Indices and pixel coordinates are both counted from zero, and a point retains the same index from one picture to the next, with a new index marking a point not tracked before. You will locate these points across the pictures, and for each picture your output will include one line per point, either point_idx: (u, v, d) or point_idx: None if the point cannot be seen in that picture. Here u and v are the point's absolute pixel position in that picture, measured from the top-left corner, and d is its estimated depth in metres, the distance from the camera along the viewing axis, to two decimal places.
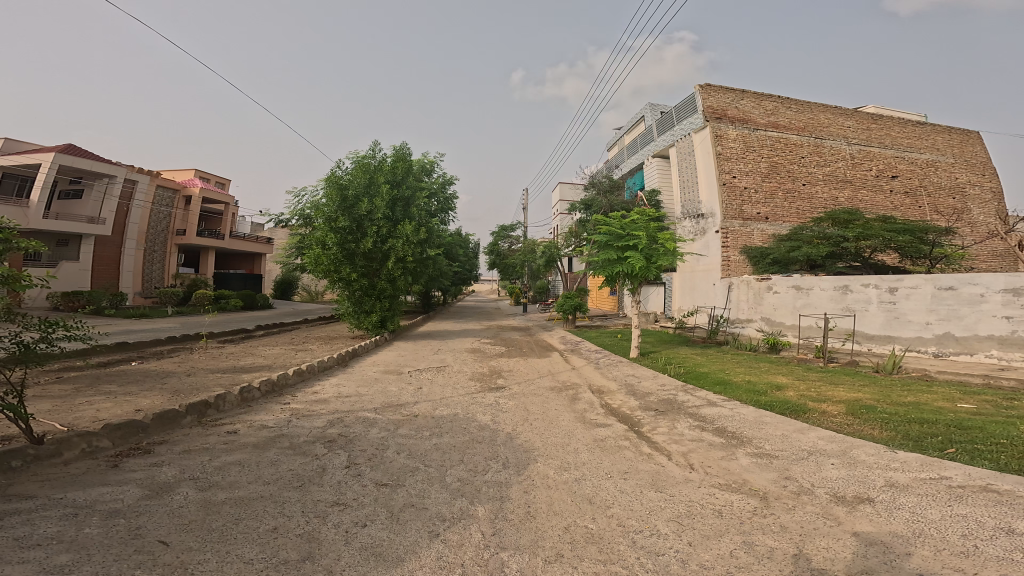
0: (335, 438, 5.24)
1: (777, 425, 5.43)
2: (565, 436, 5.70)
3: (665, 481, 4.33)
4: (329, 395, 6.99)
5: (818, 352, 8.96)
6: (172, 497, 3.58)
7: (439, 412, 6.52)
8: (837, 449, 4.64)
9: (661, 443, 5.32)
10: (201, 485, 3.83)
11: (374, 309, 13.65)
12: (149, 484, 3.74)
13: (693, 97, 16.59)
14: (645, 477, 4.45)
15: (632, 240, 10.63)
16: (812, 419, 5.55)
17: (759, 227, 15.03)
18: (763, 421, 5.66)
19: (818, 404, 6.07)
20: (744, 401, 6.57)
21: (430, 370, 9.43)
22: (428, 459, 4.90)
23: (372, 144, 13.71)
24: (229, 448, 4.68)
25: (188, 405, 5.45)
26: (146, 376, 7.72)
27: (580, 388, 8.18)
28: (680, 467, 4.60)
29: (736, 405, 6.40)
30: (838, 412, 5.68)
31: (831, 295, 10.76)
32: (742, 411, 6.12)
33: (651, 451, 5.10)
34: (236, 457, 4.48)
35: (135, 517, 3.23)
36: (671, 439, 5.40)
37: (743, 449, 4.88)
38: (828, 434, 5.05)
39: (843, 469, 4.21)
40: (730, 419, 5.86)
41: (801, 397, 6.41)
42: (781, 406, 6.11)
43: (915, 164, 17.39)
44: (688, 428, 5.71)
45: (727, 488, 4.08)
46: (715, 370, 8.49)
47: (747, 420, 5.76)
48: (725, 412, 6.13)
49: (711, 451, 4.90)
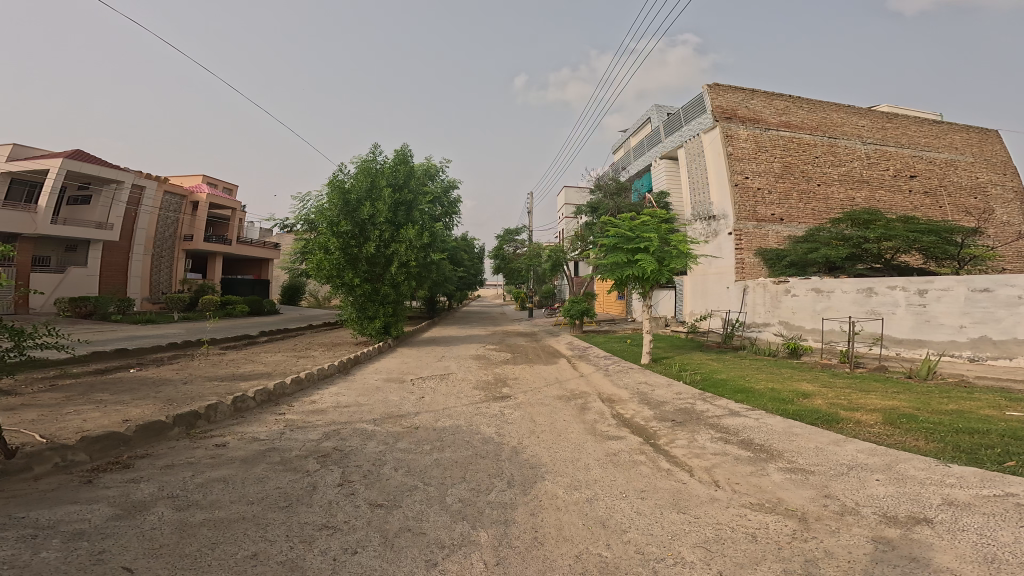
0: (330, 453, 4.92)
1: (809, 437, 5.02)
2: (575, 450, 5.34)
3: (688, 501, 3.95)
4: (327, 405, 6.68)
5: (843, 358, 8.51)
6: (145, 517, 3.28)
7: (441, 424, 6.19)
8: (880, 463, 4.23)
9: (681, 457, 4.94)
10: (178, 503, 3.54)
11: (378, 314, 13.40)
12: (122, 503, 3.45)
13: (702, 97, 16.26)
14: (665, 497, 4.08)
15: (642, 243, 10.24)
16: (848, 430, 5.13)
17: (774, 228, 14.57)
18: (792, 432, 5.24)
19: (852, 413, 5.63)
20: (769, 410, 6.15)
21: (434, 378, 9.09)
22: (428, 476, 4.57)
23: (372, 146, 13.54)
24: (214, 464, 4.37)
25: (176, 416, 5.16)
26: (141, 384, 7.50)
27: (590, 397, 7.81)
28: (704, 485, 4.21)
29: (762, 415, 5.96)
30: (875, 422, 5.26)
31: (854, 297, 10.29)
32: (768, 421, 5.69)
33: (671, 467, 4.72)
34: (222, 474, 4.19)
35: (100, 540, 2.94)
36: (691, 452, 5.02)
37: (774, 464, 4.48)
38: (867, 446, 4.64)
39: (889, 486, 3.80)
40: (756, 430, 5.44)
41: (831, 406, 5.98)
42: (811, 416, 5.69)
43: (933, 164, 16.84)
44: (710, 440, 5.30)
45: (761, 508, 3.69)
46: (734, 377, 8.07)
47: (775, 431, 5.34)
48: (749, 422, 5.72)
49: (738, 467, 4.51)
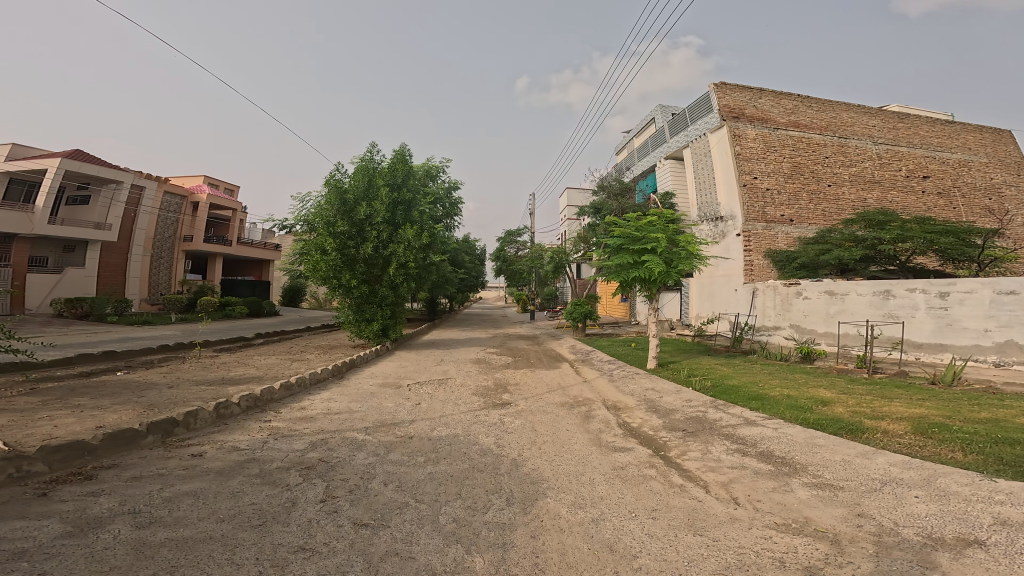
0: (315, 465, 4.57)
1: (834, 449, 4.64)
2: (579, 464, 4.98)
3: (705, 522, 3.57)
4: (317, 412, 6.34)
5: (860, 363, 8.13)
6: (98, 536, 3.01)
7: (437, 434, 5.82)
8: (916, 478, 3.86)
9: (694, 471, 4.57)
10: (138, 521, 3.25)
11: (376, 316, 13.06)
12: (76, 518, 3.17)
13: (708, 96, 15.92)
14: (679, 517, 3.70)
15: (648, 244, 9.86)
16: (875, 441, 4.75)
17: (784, 229, 14.17)
18: (815, 443, 4.86)
19: (877, 422, 5.24)
20: (788, 419, 5.76)
21: (432, 383, 8.72)
22: (420, 493, 4.21)
23: (371, 145, 13.24)
24: (186, 476, 4.05)
25: (151, 423, 4.82)
26: (125, 388, 7.15)
27: (594, 404, 7.45)
28: (722, 503, 3.84)
29: (780, 425, 5.57)
30: (904, 432, 4.88)
31: (870, 300, 9.88)
32: (787, 431, 5.31)
33: (684, 482, 4.35)
34: (194, 487, 3.87)
35: (43, 561, 2.68)
36: (705, 466, 4.64)
37: (798, 479, 4.10)
38: (900, 459, 4.26)
39: (930, 504, 3.42)
40: (776, 441, 5.05)
41: (853, 414, 5.60)
42: (834, 426, 5.30)
43: (946, 164, 16.44)
44: (726, 453, 4.92)
45: (787, 529, 3.32)
46: (747, 383, 7.67)
47: (795, 442, 4.96)
48: (766, 432, 5.34)
49: (758, 482, 4.13)
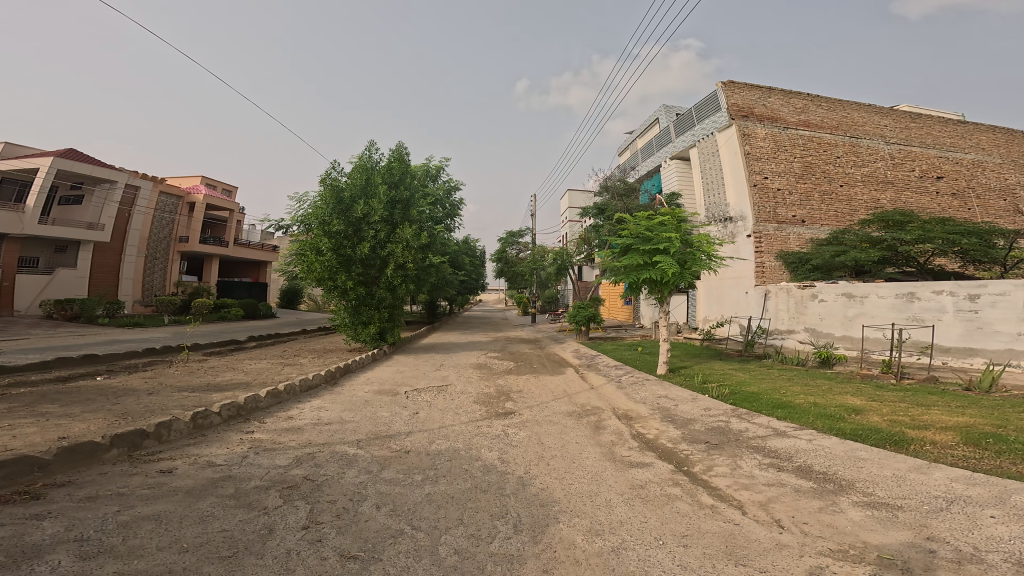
0: (298, 484, 4.09)
1: (881, 463, 4.17)
2: (592, 482, 4.50)
3: (747, 550, 3.09)
4: (306, 422, 5.86)
5: (886, 368, 7.68)
6: (31, 571, 2.59)
7: (436, 447, 5.34)
8: (986, 495, 3.40)
9: (725, 490, 4.09)
10: (84, 551, 2.83)
11: (372, 319, 12.59)
12: (9, 549, 2.77)
13: (716, 94, 15.51)
14: (715, 543, 3.22)
15: (659, 244, 9.40)
16: (925, 453, 4.28)
17: (795, 230, 13.72)
18: (858, 457, 4.38)
19: (922, 432, 4.76)
20: (821, 429, 5.28)
21: (431, 390, 8.25)
22: (417, 518, 3.73)
23: (368, 142, 12.79)
24: (149, 496, 3.58)
25: (117, 435, 4.34)
26: (100, 394, 6.67)
27: (604, 413, 6.97)
28: (763, 526, 3.36)
29: (813, 436, 5.09)
30: (955, 443, 4.42)
31: (892, 303, 9.44)
32: (823, 443, 4.83)
33: (715, 502, 3.86)
34: (156, 510, 3.41)
35: None
36: (737, 483, 4.16)
37: (846, 497, 3.64)
38: (959, 474, 3.78)
39: (1012, 526, 2.96)
40: (812, 454, 4.58)
41: (892, 423, 5.14)
42: (874, 437, 4.82)
43: (960, 164, 16.04)
44: (758, 468, 4.44)
45: (845, 556, 2.86)
46: (767, 390, 7.20)
47: (835, 456, 4.48)
48: (800, 445, 4.86)
49: (801, 501, 3.66)
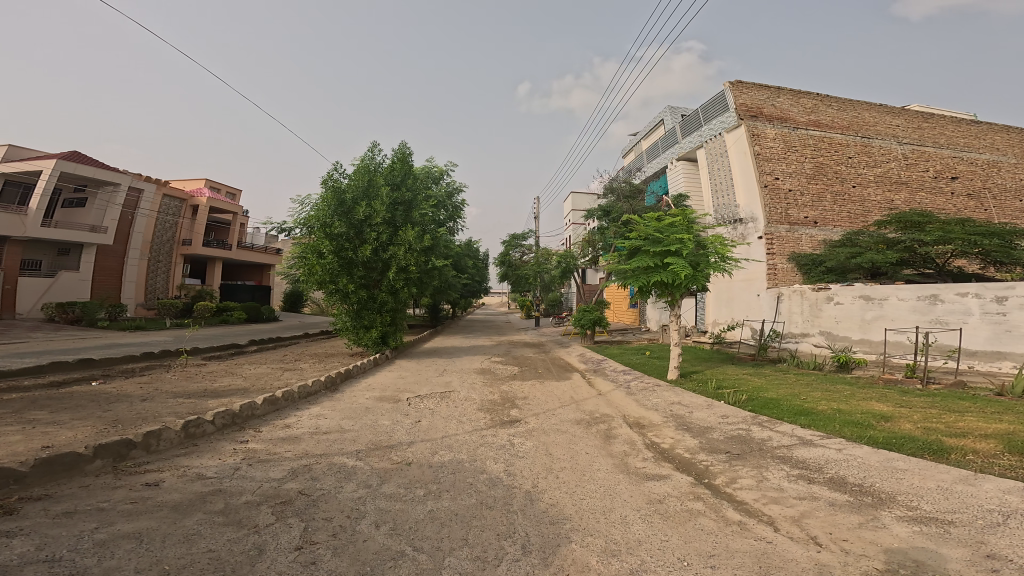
0: (292, 499, 3.82)
1: (922, 474, 3.92)
2: (607, 496, 4.23)
3: (784, 570, 2.84)
4: (303, 431, 5.61)
5: (910, 372, 7.38)
6: None
7: (439, 458, 5.08)
8: None
9: (752, 504, 3.84)
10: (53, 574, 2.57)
11: (374, 323, 12.39)
12: None
13: (724, 94, 15.24)
14: (748, 563, 2.97)
15: (670, 246, 9.11)
16: (968, 463, 4.02)
17: (808, 232, 13.40)
18: (896, 467, 4.12)
19: (961, 440, 4.51)
20: (850, 437, 4.99)
21: (434, 397, 7.99)
22: (421, 537, 3.47)
23: (370, 143, 12.56)
24: (131, 512, 3.32)
25: (101, 446, 4.09)
26: (92, 400, 6.43)
27: (615, 421, 6.69)
28: (799, 544, 3.14)
29: (843, 445, 4.81)
30: (999, 452, 4.16)
31: (913, 305, 9.12)
32: (854, 453, 4.55)
33: (743, 519, 3.62)
34: (137, 527, 3.15)
35: None
36: (765, 497, 3.90)
37: (888, 512, 3.41)
38: (1011, 486, 3.54)
39: None
40: (844, 465, 4.32)
41: (926, 431, 4.88)
42: (910, 446, 4.54)
43: (974, 165, 15.69)
44: (787, 480, 4.17)
45: None
46: (786, 396, 6.92)
47: (870, 466, 4.21)
48: (829, 454, 4.59)
49: (839, 517, 3.44)
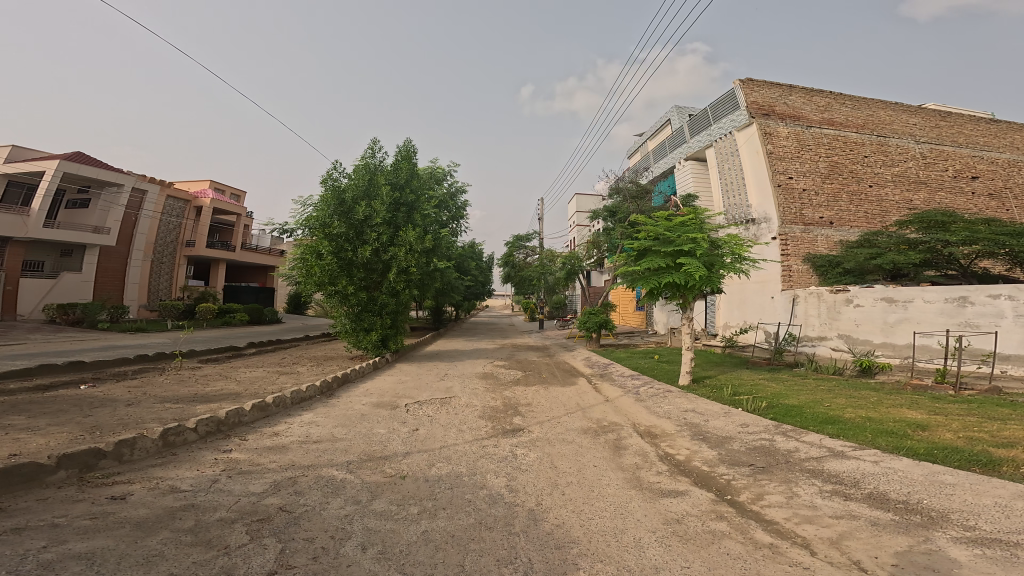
0: (272, 517, 3.47)
1: (979, 490, 3.55)
2: (621, 514, 3.85)
3: None
4: (292, 440, 5.26)
5: (941, 378, 6.95)
6: None
7: (437, 471, 4.73)
8: None
9: (783, 524, 3.47)
10: None
11: (375, 326, 12.07)
12: None
13: (734, 92, 14.84)
14: None
15: (681, 247, 8.73)
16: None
17: (823, 233, 12.95)
18: (943, 482, 3.76)
19: (1014, 454, 4.13)
20: (886, 448, 4.61)
21: (433, 403, 7.64)
22: (412, 562, 3.10)
23: (371, 142, 12.26)
24: (87, 530, 2.98)
25: (67, 455, 3.78)
26: (76, 404, 6.14)
27: (625, 430, 6.29)
28: (842, 570, 2.81)
29: (880, 456, 4.42)
30: None
31: (941, 308, 8.66)
32: (894, 466, 4.16)
33: (774, 541, 3.24)
34: (91, 547, 2.81)
35: None
36: (798, 516, 3.54)
37: (946, 535, 3.05)
38: None
39: None
40: (884, 479, 3.94)
41: (972, 443, 4.49)
42: (956, 458, 4.17)
43: (995, 164, 15.17)
44: (820, 497, 3.80)
45: None
46: (809, 402, 6.52)
47: (914, 481, 3.84)
48: (865, 468, 4.19)
49: (886, 539, 3.09)
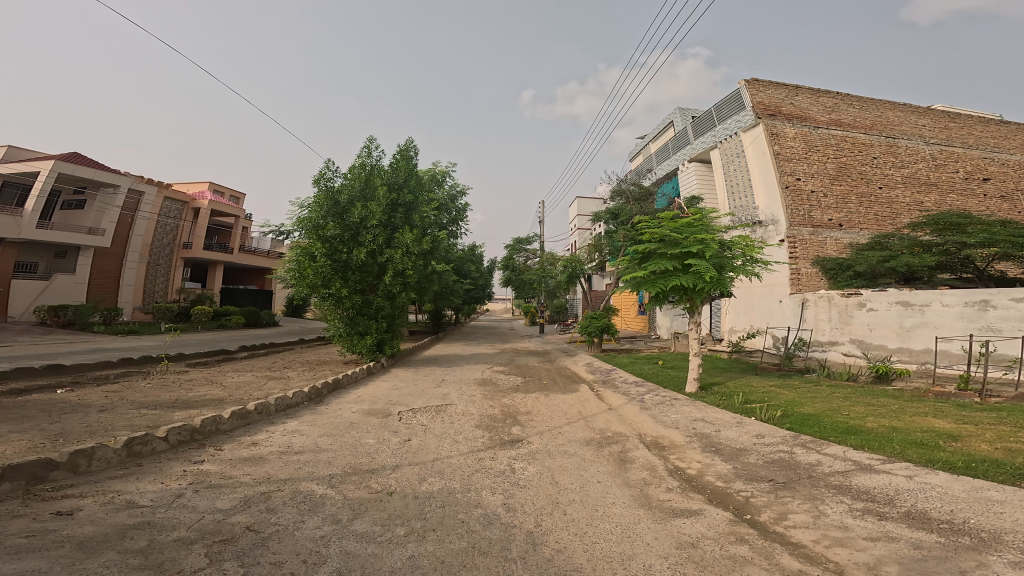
0: (237, 537, 3.09)
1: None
2: (628, 537, 3.46)
3: None
4: (272, 451, 4.87)
5: (965, 384, 6.57)
6: None
7: (428, 486, 4.34)
8: None
9: (810, 547, 3.09)
10: None
11: (370, 330, 11.68)
12: None
13: (739, 92, 14.54)
14: None
15: (688, 249, 8.38)
16: None
17: (832, 235, 12.61)
18: (990, 499, 3.37)
19: None
20: (917, 460, 4.24)
21: (428, 411, 7.24)
22: None
23: (367, 141, 11.95)
24: (15, 553, 2.60)
25: (13, 467, 3.40)
26: (46, 410, 5.76)
27: (632, 441, 5.90)
28: None
29: (913, 470, 4.04)
30: None
31: (960, 312, 8.29)
32: (931, 481, 3.77)
33: (803, 568, 2.85)
34: (18, 572, 2.44)
35: None
36: (828, 538, 3.15)
37: (1006, 561, 2.65)
38: None
39: None
40: (921, 496, 3.56)
41: (1014, 455, 4.11)
42: (998, 472, 3.80)
43: (1006, 166, 14.83)
44: (851, 516, 3.42)
45: None
46: (826, 411, 6.14)
47: (955, 497, 3.46)
48: (898, 483, 3.80)
49: (933, 566, 2.70)
